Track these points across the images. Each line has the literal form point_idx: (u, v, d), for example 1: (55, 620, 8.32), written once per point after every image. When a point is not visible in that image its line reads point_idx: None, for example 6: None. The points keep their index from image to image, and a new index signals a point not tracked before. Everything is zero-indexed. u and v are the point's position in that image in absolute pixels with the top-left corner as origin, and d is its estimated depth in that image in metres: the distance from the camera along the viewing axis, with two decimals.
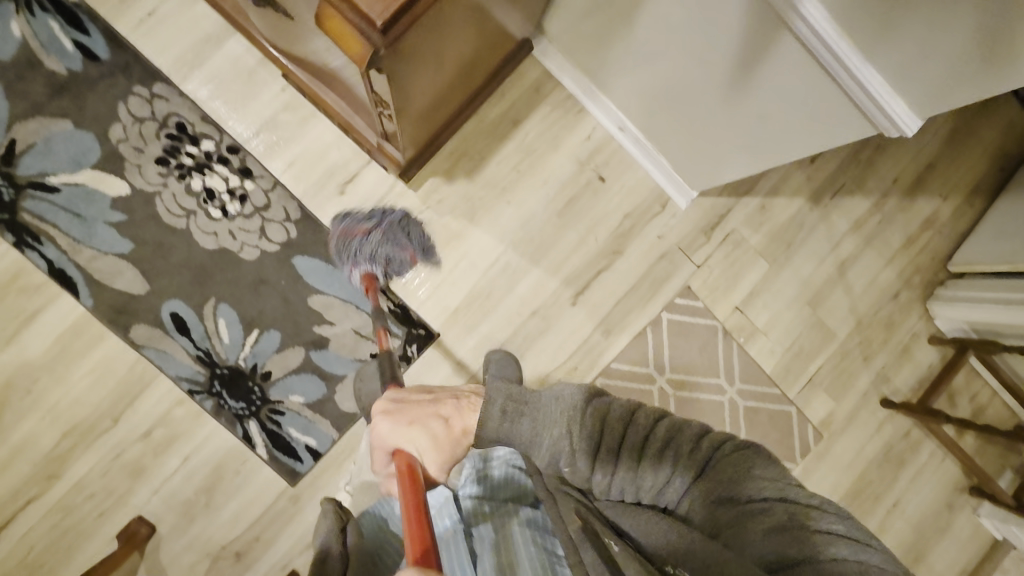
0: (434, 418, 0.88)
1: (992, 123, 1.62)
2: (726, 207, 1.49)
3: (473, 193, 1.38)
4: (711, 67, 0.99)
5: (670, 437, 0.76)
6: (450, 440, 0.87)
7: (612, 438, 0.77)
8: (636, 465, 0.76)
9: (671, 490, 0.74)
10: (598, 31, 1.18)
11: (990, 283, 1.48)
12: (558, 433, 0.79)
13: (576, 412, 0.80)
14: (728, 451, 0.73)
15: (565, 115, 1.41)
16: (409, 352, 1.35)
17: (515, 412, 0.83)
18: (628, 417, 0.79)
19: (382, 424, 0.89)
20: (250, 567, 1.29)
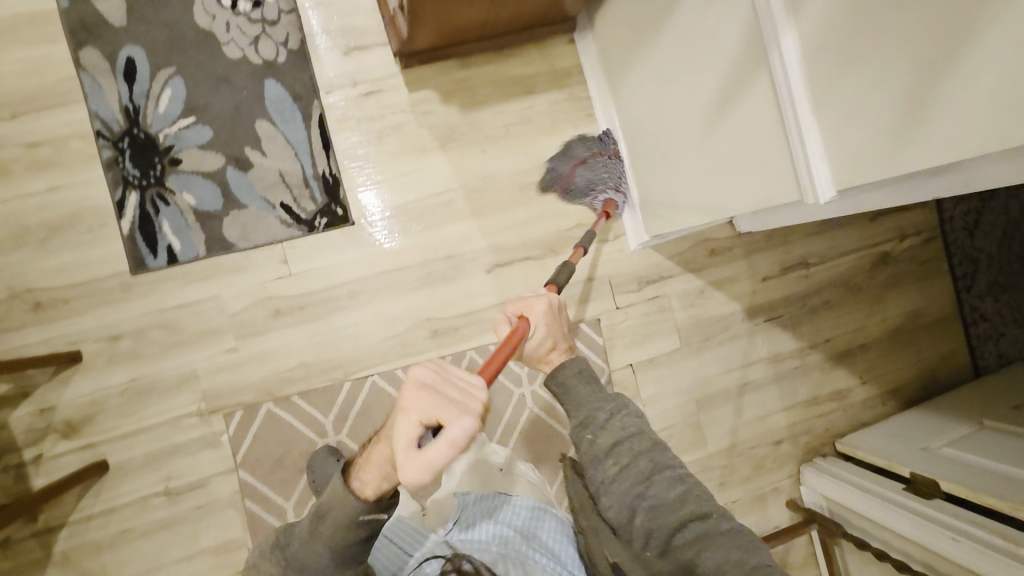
0: (553, 342, 1.02)
1: (932, 343, 1.68)
2: (669, 272, 1.52)
3: (459, 125, 1.41)
4: (694, 100, 1.03)
5: (691, 481, 0.84)
6: (556, 321, 1.03)
7: (634, 448, 0.87)
8: (650, 478, 0.84)
9: (664, 519, 0.81)
10: (629, 43, 1.23)
11: (861, 471, 1.45)
12: (604, 421, 0.91)
13: (620, 409, 0.93)
14: (733, 522, 0.79)
15: (573, 111, 1.47)
16: (317, 223, 1.33)
17: (578, 381, 0.98)
18: (659, 441, 0.89)
19: (534, 305, 1.04)
20: (39, 323, 1.20)
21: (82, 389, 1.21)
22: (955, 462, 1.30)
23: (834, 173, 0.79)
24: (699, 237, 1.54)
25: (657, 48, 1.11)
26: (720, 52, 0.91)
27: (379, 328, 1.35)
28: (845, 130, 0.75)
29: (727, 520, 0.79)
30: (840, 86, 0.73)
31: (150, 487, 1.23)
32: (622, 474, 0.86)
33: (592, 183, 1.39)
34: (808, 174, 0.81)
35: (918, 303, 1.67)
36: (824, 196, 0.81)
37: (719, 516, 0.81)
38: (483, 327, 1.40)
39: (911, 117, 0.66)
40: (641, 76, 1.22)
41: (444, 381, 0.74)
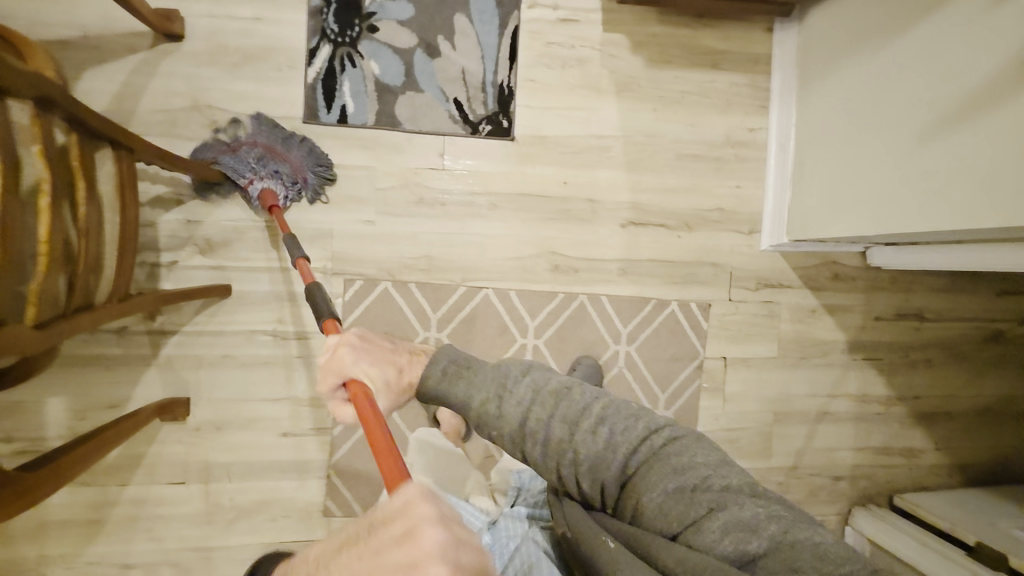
0: (392, 366, 0.96)
1: (1015, 433, 1.65)
2: (788, 282, 1.51)
3: (638, 78, 1.41)
4: (917, 110, 1.03)
5: (614, 416, 0.79)
6: (392, 378, 0.95)
7: (543, 412, 0.80)
8: (573, 436, 0.78)
9: (606, 466, 0.76)
10: (843, 44, 1.23)
11: (918, 529, 1.43)
12: (496, 404, 0.82)
13: (505, 381, 0.84)
14: (664, 436, 0.77)
15: (750, 98, 1.46)
16: (481, 128, 1.35)
17: (454, 379, 0.85)
18: (564, 391, 0.82)
19: (347, 356, 0.91)
20: (210, 140, 1.24)
21: (229, 214, 1.25)
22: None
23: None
24: (827, 257, 1.53)
25: (886, 52, 1.10)
26: (977, 67, 0.92)
27: (504, 246, 1.38)
28: None
29: (655, 437, 0.77)
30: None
31: (260, 324, 1.27)
32: (549, 451, 0.78)
33: (279, 172, 1.21)
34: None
35: (1014, 390, 1.65)
36: None
37: (653, 430, 0.78)
38: (599, 277, 1.42)
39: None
40: (848, 78, 1.21)
41: (453, 524, 0.44)
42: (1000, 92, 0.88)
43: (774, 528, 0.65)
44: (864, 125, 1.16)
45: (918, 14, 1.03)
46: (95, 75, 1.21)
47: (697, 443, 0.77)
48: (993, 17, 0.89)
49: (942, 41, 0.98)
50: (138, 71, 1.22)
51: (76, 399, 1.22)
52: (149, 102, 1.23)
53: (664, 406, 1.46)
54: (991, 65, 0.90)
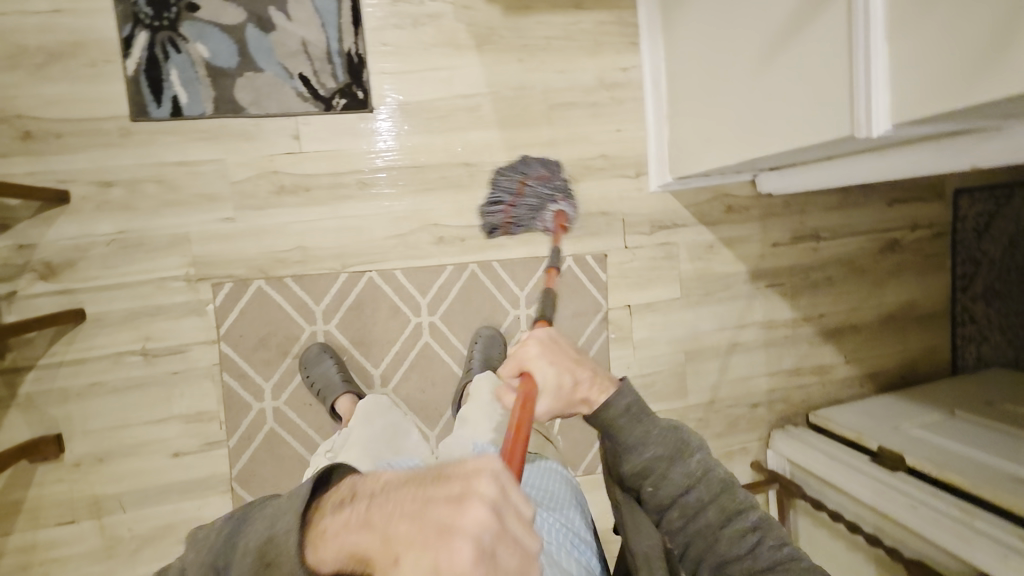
0: (569, 374, 0.85)
1: (919, 336, 1.71)
2: (683, 221, 1.50)
3: (499, 28, 1.34)
4: (753, 28, 0.99)
5: (761, 522, 0.79)
6: (568, 396, 0.85)
7: (704, 487, 0.82)
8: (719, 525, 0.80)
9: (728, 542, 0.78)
10: None
11: (829, 441, 1.48)
12: (664, 466, 0.83)
13: (678, 443, 0.85)
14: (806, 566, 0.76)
15: (618, 36, 1.40)
16: (336, 103, 1.26)
17: (624, 419, 0.85)
18: (726, 484, 0.83)
19: (534, 351, 0.87)
20: (28, 154, 1.12)
21: (66, 232, 1.15)
22: (923, 442, 1.33)
23: (895, 105, 0.76)
24: (719, 190, 1.51)
25: None
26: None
27: (383, 224, 1.31)
28: (917, 59, 0.72)
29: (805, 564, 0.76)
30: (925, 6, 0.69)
31: (127, 344, 1.19)
32: (685, 507, 0.81)
33: None
34: (866, 105, 0.78)
35: (914, 294, 1.69)
36: (879, 130, 0.78)
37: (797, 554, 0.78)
38: (487, 243, 1.37)
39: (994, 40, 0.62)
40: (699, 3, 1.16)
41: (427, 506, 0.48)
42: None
43: None
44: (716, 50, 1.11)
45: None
46: None
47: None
48: None
49: None
50: None
51: None
52: None
53: None
54: None
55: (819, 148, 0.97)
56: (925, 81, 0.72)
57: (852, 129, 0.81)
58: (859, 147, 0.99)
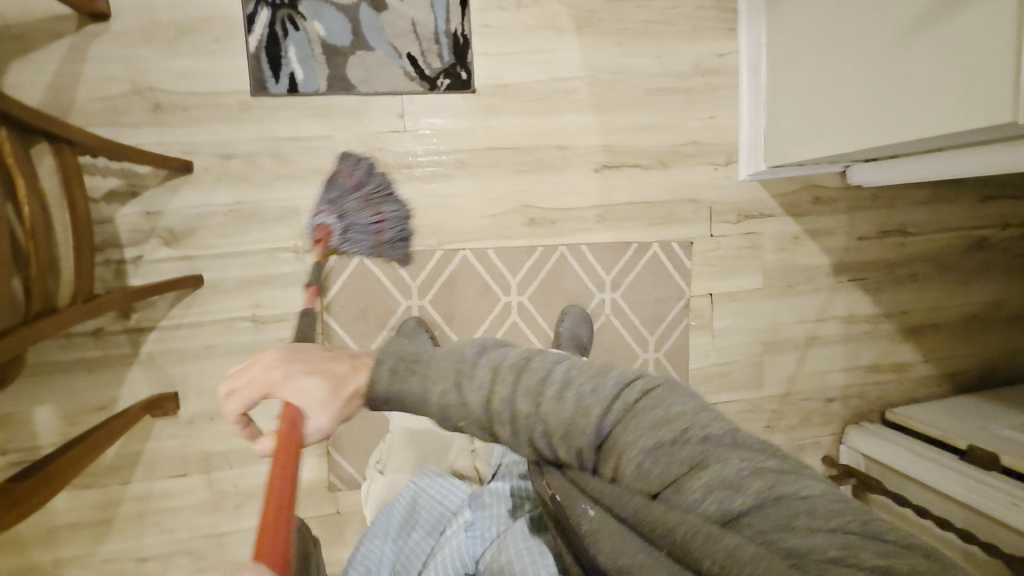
0: (328, 377, 0.72)
1: (1002, 337, 1.68)
2: (769, 211, 1.49)
3: (598, 11, 1.34)
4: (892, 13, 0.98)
5: (580, 370, 0.68)
6: (339, 394, 0.71)
7: (506, 386, 0.67)
8: (544, 407, 0.65)
9: (577, 434, 0.64)
10: None
11: (909, 438, 1.48)
12: (458, 389, 0.68)
13: (464, 364, 0.70)
14: (639, 390, 0.65)
15: (715, 22, 1.40)
16: (440, 83, 1.29)
17: (401, 375, 0.70)
18: (524, 362, 0.70)
19: (282, 378, 0.71)
20: (156, 125, 1.18)
21: (189, 201, 1.21)
22: (1015, 442, 1.32)
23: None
24: (808, 181, 1.50)
25: None
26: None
27: (478, 204, 1.35)
28: None
29: (631, 389, 0.65)
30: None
31: (238, 310, 1.25)
32: (507, 420, 0.67)
33: None
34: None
35: (1000, 294, 1.66)
36: None
37: (633, 383, 0.67)
38: (576, 225, 1.40)
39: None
40: None
41: None
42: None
43: (755, 477, 0.56)
44: (838, 35, 1.11)
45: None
46: (21, 67, 1.13)
47: (668, 389, 0.66)
48: None
49: None
50: (66, 59, 1.14)
51: (63, 405, 1.20)
52: (84, 91, 1.15)
53: (654, 348, 1.46)
54: None
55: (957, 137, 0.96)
56: None
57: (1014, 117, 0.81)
58: (992, 138, 0.99)
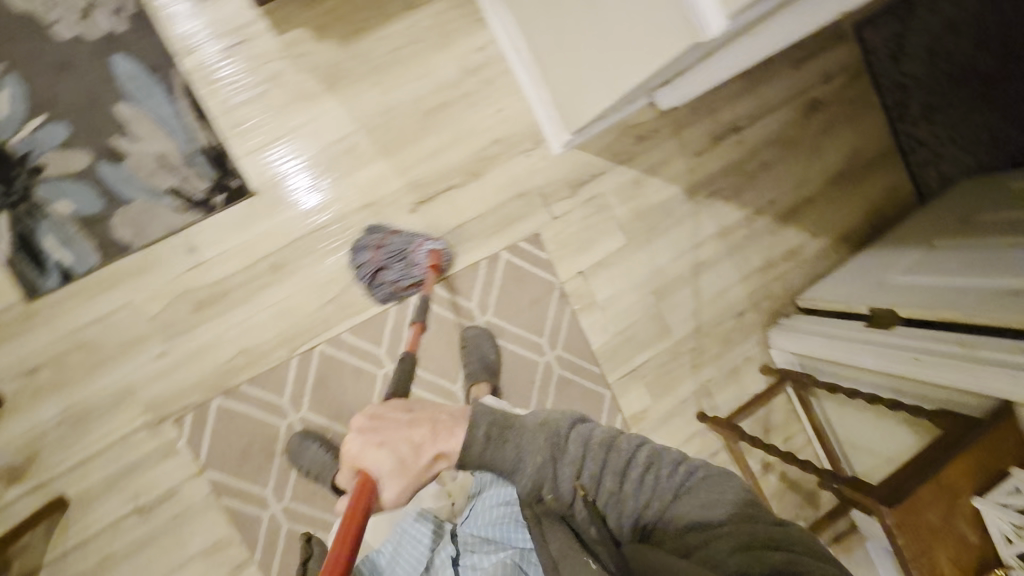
0: (408, 440, 0.82)
1: (876, 181, 1.68)
2: (600, 169, 1.47)
3: (342, 61, 1.28)
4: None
5: (652, 456, 0.77)
6: (414, 468, 0.81)
7: (592, 462, 0.77)
8: (620, 488, 0.76)
9: (633, 503, 0.75)
10: None
11: (822, 320, 1.49)
12: (537, 462, 0.78)
13: (559, 437, 0.79)
14: (700, 476, 0.75)
15: (463, 18, 1.35)
16: (215, 201, 1.23)
17: (502, 443, 0.79)
18: (609, 440, 0.79)
19: (371, 453, 0.82)
20: None
21: (18, 429, 1.17)
22: (906, 288, 1.34)
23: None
24: (623, 125, 1.47)
25: None
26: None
27: (312, 296, 1.29)
28: None
29: (681, 470, 0.76)
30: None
31: (119, 509, 1.19)
32: (581, 490, 0.77)
33: None
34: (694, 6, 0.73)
35: (855, 143, 1.65)
36: (714, 29, 0.73)
37: (682, 461, 0.76)
38: (420, 271, 1.36)
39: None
40: None
41: None
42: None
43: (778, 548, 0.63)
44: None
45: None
46: None
47: (721, 476, 0.74)
48: None
49: None
50: None
51: None
52: None
53: (550, 347, 1.44)
54: None
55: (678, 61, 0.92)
56: None
57: (690, 38, 0.77)
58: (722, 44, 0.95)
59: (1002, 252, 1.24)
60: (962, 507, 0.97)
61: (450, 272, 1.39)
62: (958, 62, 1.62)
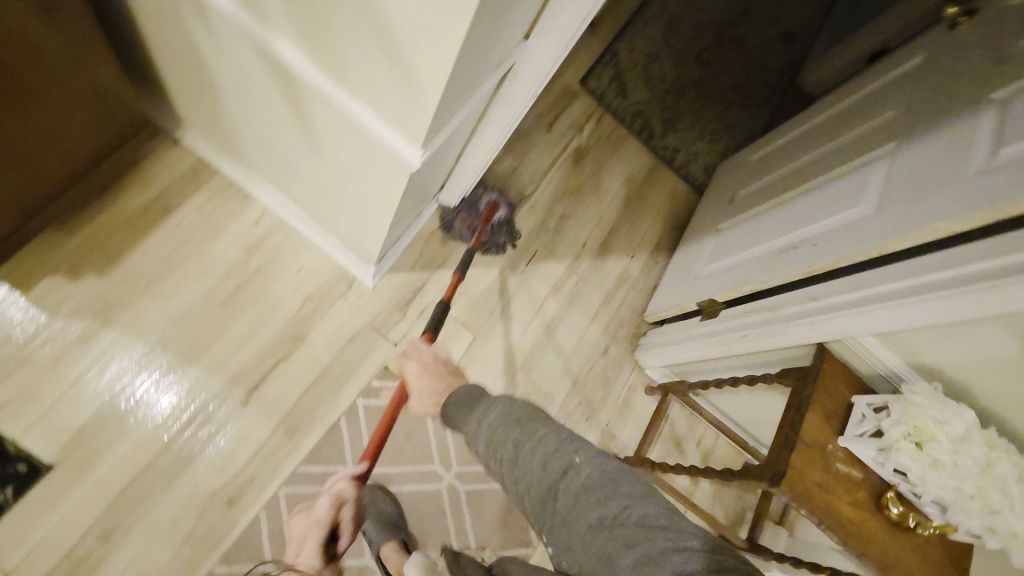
0: (435, 387, 1.21)
1: (659, 191, 1.91)
2: (420, 281, 1.50)
3: (111, 290, 1.22)
4: (290, 134, 1.05)
5: (558, 438, 0.75)
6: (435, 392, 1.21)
7: (510, 447, 0.77)
8: (517, 459, 0.76)
9: (539, 489, 0.72)
10: (223, 127, 1.23)
11: (670, 326, 1.61)
12: (466, 429, 0.85)
13: (488, 420, 0.82)
14: (598, 466, 0.71)
15: (227, 202, 1.36)
16: (2, 497, 1.05)
17: (467, 410, 0.88)
18: (532, 418, 0.79)
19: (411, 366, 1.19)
20: None
21: None
22: (715, 274, 1.48)
23: (407, 136, 0.85)
24: (424, 235, 1.55)
25: (241, 115, 1.12)
26: (271, 84, 0.95)
27: (162, 545, 1.12)
28: (378, 99, 0.83)
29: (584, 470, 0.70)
30: (351, 69, 0.82)
31: None
32: (505, 468, 0.77)
33: None
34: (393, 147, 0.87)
35: (626, 169, 1.88)
36: (417, 156, 0.87)
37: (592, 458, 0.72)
38: (277, 459, 1.24)
39: (404, 76, 0.76)
40: (252, 145, 1.20)
41: None
42: (294, 92, 0.92)
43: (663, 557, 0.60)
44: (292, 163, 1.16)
45: (216, 74, 1.04)
46: None
47: (621, 474, 0.70)
48: (238, 57, 0.95)
49: (246, 89, 1.02)
50: None
51: None
52: None
53: (446, 469, 1.38)
54: (271, 85, 0.96)
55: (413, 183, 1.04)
56: (399, 107, 0.82)
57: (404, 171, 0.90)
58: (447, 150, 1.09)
59: (768, 218, 1.42)
60: (833, 453, 1.03)
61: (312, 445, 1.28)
62: (672, 80, 2.02)
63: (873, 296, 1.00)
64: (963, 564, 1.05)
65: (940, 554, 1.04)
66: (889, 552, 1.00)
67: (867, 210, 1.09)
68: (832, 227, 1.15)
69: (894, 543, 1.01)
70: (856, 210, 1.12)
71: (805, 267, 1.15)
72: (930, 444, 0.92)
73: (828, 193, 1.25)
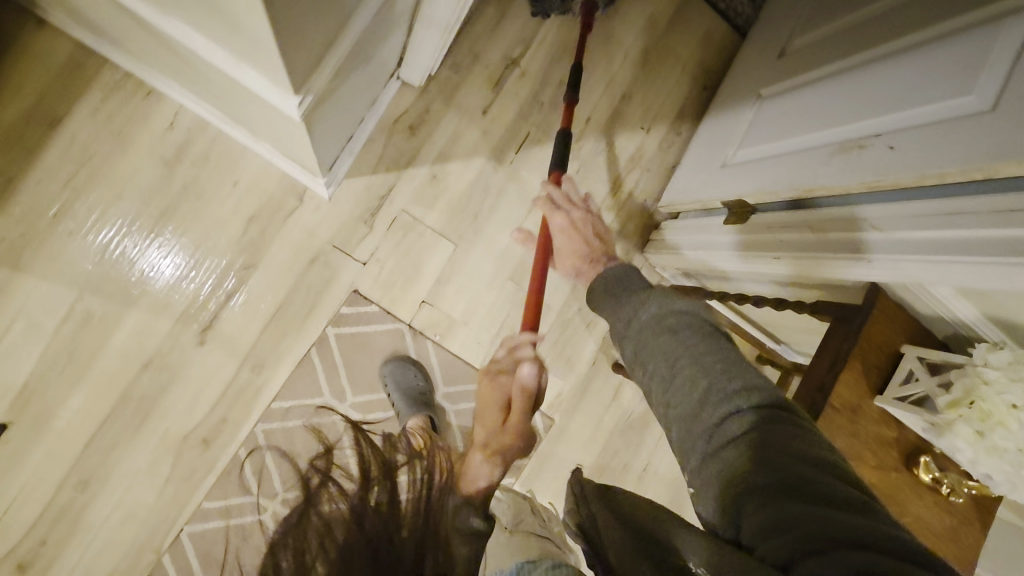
0: (585, 242, 0.97)
1: (687, 37, 1.50)
2: (388, 183, 1.26)
3: (14, 227, 1.03)
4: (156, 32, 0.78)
5: (725, 369, 0.58)
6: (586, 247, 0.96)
7: (664, 349, 0.63)
8: (674, 379, 0.60)
9: (692, 413, 0.58)
10: (76, 6, 0.91)
11: (688, 222, 1.36)
12: (625, 321, 0.71)
13: (650, 316, 0.68)
14: (773, 410, 0.55)
15: (129, 100, 1.08)
16: None
17: (605, 297, 0.78)
18: (693, 328, 0.64)
19: (555, 214, 1.01)
20: None
21: None
22: (748, 165, 1.19)
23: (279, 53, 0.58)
24: (386, 124, 1.26)
25: None
26: None
27: (142, 489, 1.10)
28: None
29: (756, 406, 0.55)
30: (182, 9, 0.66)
31: None
32: (651, 373, 0.63)
33: None
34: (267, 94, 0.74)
35: (645, 9, 1.47)
36: None
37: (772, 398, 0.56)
38: (247, 398, 1.17)
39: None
40: (119, 30, 0.90)
41: None
42: None
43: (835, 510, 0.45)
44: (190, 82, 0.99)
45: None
46: None
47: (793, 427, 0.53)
48: None
49: None
50: None
51: None
52: None
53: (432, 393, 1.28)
54: None
55: (324, 106, 0.88)
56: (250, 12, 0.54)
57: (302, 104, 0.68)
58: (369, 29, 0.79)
59: (835, 88, 1.06)
60: (866, 414, 0.87)
61: (279, 379, 1.19)
62: None
63: (953, 241, 0.74)
64: (985, 508, 0.95)
65: (962, 502, 0.93)
66: (910, 512, 0.90)
67: (976, 104, 0.76)
68: (918, 122, 0.83)
69: (917, 504, 0.90)
70: (962, 101, 0.78)
71: (870, 179, 0.86)
72: (997, 433, 0.72)
73: (917, 62, 0.89)
